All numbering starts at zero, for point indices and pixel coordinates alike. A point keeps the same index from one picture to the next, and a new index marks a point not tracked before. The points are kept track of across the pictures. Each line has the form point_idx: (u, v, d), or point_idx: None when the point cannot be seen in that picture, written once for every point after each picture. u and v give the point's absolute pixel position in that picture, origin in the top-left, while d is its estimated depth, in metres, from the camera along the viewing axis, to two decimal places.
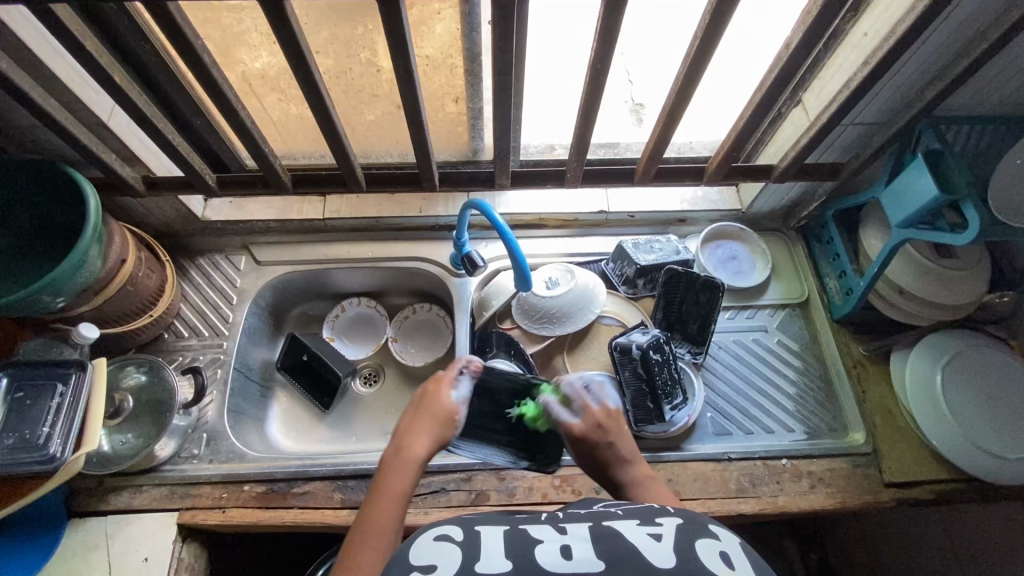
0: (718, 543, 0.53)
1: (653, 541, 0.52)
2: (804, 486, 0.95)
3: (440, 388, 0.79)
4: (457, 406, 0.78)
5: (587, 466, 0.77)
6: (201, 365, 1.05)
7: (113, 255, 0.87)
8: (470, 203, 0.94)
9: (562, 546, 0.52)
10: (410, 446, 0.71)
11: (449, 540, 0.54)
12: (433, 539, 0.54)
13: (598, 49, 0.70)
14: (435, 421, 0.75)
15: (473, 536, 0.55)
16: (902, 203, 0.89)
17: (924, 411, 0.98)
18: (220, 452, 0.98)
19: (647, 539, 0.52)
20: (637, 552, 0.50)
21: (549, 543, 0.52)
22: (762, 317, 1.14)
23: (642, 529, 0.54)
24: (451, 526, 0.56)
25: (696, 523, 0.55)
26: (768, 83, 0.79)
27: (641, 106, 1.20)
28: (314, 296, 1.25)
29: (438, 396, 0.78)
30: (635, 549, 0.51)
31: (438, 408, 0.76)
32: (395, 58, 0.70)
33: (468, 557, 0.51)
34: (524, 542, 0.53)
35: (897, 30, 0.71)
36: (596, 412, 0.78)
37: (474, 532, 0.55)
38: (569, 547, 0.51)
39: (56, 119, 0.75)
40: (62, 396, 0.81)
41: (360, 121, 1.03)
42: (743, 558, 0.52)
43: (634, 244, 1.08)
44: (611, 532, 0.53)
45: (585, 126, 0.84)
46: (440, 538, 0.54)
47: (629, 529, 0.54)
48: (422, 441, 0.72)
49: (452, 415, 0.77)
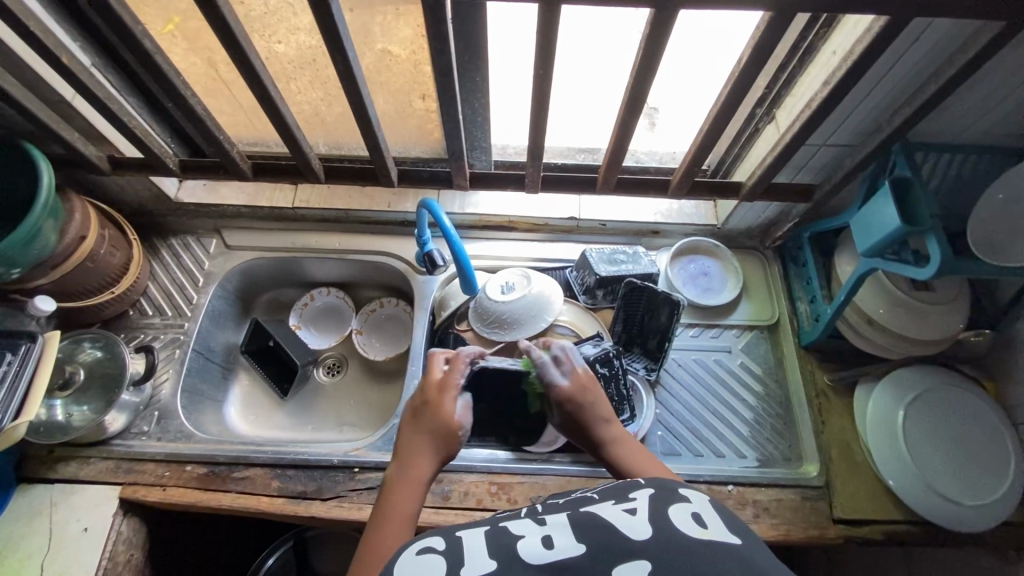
0: (690, 504, 0.50)
1: (628, 518, 0.49)
2: (748, 514, 0.92)
3: (440, 395, 0.71)
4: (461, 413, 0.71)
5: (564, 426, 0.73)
6: (160, 344, 1.07)
7: (71, 232, 0.89)
8: (421, 203, 0.95)
9: (543, 537, 0.48)
10: (415, 467, 0.65)
11: (432, 552, 0.48)
12: (416, 553, 0.48)
13: (540, 55, 0.68)
14: (436, 433, 0.68)
15: (456, 542, 0.49)
16: (869, 231, 0.85)
17: (883, 448, 0.94)
18: (169, 431, 1.00)
19: (622, 516, 0.49)
20: (615, 533, 0.47)
21: (530, 535, 0.49)
22: (727, 337, 1.10)
23: (617, 506, 0.50)
24: (435, 535, 0.51)
25: (666, 489, 0.52)
26: (724, 98, 0.76)
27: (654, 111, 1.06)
28: (285, 284, 1.26)
29: (442, 405, 0.70)
30: (611, 529, 0.47)
31: (439, 417, 0.69)
32: (333, 54, 0.69)
33: (453, 564, 0.47)
34: (504, 537, 0.49)
35: (858, 48, 0.68)
36: (579, 373, 0.75)
37: (457, 537, 0.50)
38: (550, 536, 0.48)
39: (12, 96, 0.77)
40: (9, 364, 0.83)
41: (329, 112, 1.03)
42: (716, 516, 0.49)
43: (598, 254, 1.06)
44: (588, 516, 0.49)
45: (537, 134, 0.83)
46: (424, 551, 0.48)
47: (603, 509, 0.50)
48: (426, 457, 0.66)
49: (459, 423, 0.70)
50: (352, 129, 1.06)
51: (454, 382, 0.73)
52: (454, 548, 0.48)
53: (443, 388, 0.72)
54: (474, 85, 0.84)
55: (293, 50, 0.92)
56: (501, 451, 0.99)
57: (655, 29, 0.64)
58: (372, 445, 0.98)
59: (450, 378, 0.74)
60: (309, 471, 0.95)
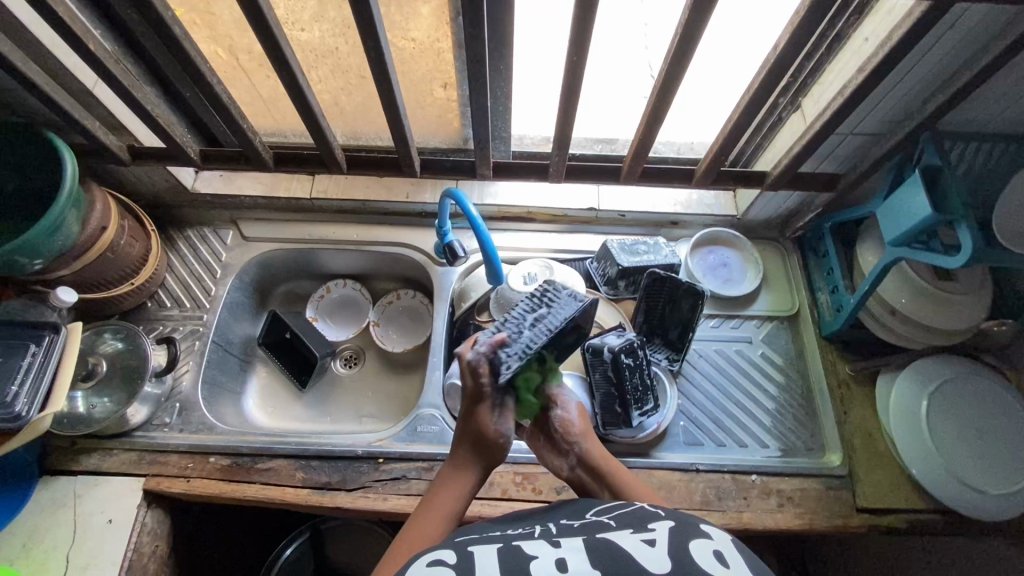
0: (711, 542, 0.53)
1: (647, 548, 0.52)
2: (771, 504, 0.93)
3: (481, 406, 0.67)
4: (503, 424, 0.67)
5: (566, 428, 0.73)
6: (180, 336, 1.07)
7: (93, 222, 0.89)
8: (446, 193, 0.94)
9: (557, 560, 0.51)
10: (457, 471, 0.66)
11: (443, 564, 0.51)
12: (427, 565, 0.51)
13: (573, 42, 0.68)
14: (479, 445, 0.66)
15: (466, 556, 0.52)
16: (897, 220, 0.85)
17: (906, 437, 0.94)
18: (191, 422, 1.00)
19: (641, 546, 0.52)
20: (632, 559, 0.50)
21: (544, 557, 0.52)
22: (748, 327, 1.10)
23: (636, 536, 0.54)
24: (446, 548, 0.54)
25: (687, 525, 0.55)
26: (757, 85, 0.75)
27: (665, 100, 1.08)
28: (301, 276, 1.25)
29: (481, 415, 0.66)
30: (630, 557, 0.50)
31: (479, 429, 0.66)
32: (366, 41, 0.68)
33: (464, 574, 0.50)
34: (518, 556, 0.52)
35: (895, 35, 0.67)
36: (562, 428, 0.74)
37: (468, 553, 0.53)
38: (564, 560, 0.51)
39: (34, 83, 0.76)
40: (34, 355, 0.83)
41: (348, 100, 1.02)
42: (737, 555, 0.52)
43: (620, 244, 1.05)
44: (606, 544, 0.53)
45: (565, 122, 0.82)
46: (434, 563, 0.51)
47: (622, 538, 0.53)
48: (469, 464, 0.66)
49: (496, 435, 0.66)
50: (371, 118, 1.05)
51: (488, 391, 0.67)
52: (466, 561, 0.51)
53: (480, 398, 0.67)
54: (500, 73, 0.84)
55: (314, 37, 0.91)
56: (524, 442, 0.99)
57: (693, 14, 0.63)
58: (396, 436, 0.98)
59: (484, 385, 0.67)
60: (333, 462, 0.95)
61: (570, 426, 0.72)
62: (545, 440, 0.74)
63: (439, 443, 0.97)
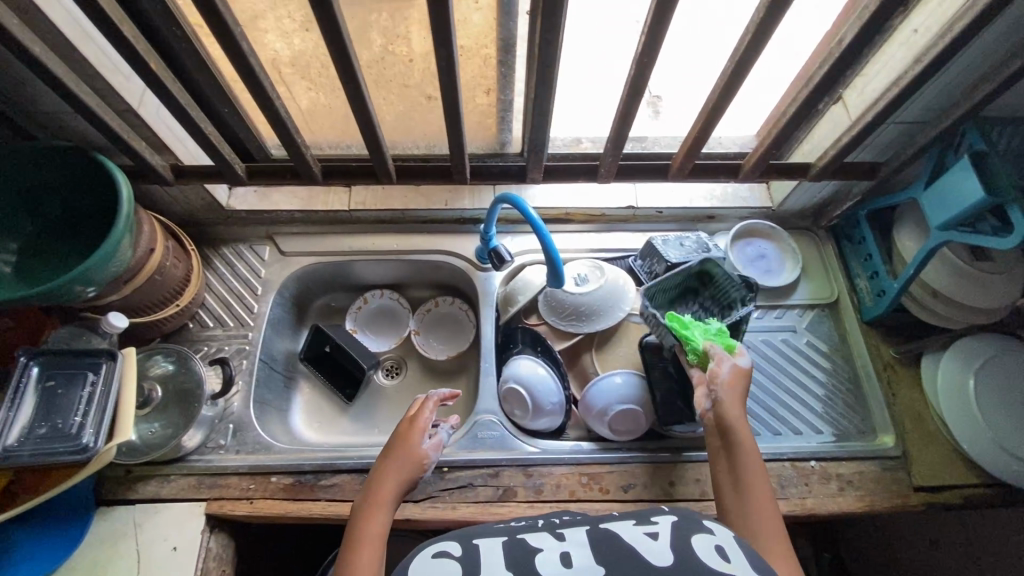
0: (713, 538, 0.60)
1: (651, 542, 0.59)
2: (832, 488, 0.95)
3: (411, 435, 0.82)
4: (427, 451, 0.81)
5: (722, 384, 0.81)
6: (227, 355, 1.05)
7: (142, 245, 0.87)
8: (502, 197, 0.96)
9: (561, 553, 0.58)
10: (386, 487, 0.75)
11: (448, 556, 0.58)
12: (433, 557, 0.58)
13: (645, 46, 0.68)
14: (405, 466, 0.78)
15: (471, 549, 0.59)
16: (945, 204, 0.87)
17: (956, 415, 0.97)
18: (247, 443, 0.98)
19: (646, 540, 0.59)
20: (635, 552, 0.57)
21: (550, 549, 0.58)
22: (791, 316, 1.12)
23: (640, 529, 0.61)
24: (450, 540, 0.61)
25: (690, 523, 0.62)
26: (817, 80, 0.76)
27: (657, 98, 1.14)
28: (338, 287, 1.24)
29: (410, 439, 0.81)
30: (634, 551, 0.58)
31: (409, 454, 0.80)
32: (438, 49, 0.68)
33: (469, 566, 0.56)
34: (524, 549, 0.58)
35: (954, 25, 0.69)
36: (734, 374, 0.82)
37: (472, 545, 0.59)
38: (568, 553, 0.58)
39: (88, 106, 0.74)
40: (93, 385, 0.80)
41: (389, 111, 1.01)
42: (737, 550, 0.58)
43: (664, 241, 1.06)
44: (609, 536, 0.60)
45: (623, 122, 0.83)
46: (440, 555, 0.58)
47: (627, 531, 0.61)
48: (393, 484, 0.76)
49: (425, 454, 0.81)
50: (411, 126, 1.04)
51: (421, 422, 0.84)
52: (470, 553, 0.58)
53: (412, 427, 0.83)
54: None
55: (361, 49, 0.91)
56: (584, 442, 0.99)
57: (770, 11, 0.64)
58: (457, 444, 0.98)
59: (415, 420, 0.84)
60: None
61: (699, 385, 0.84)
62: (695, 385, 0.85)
63: (502, 448, 0.97)
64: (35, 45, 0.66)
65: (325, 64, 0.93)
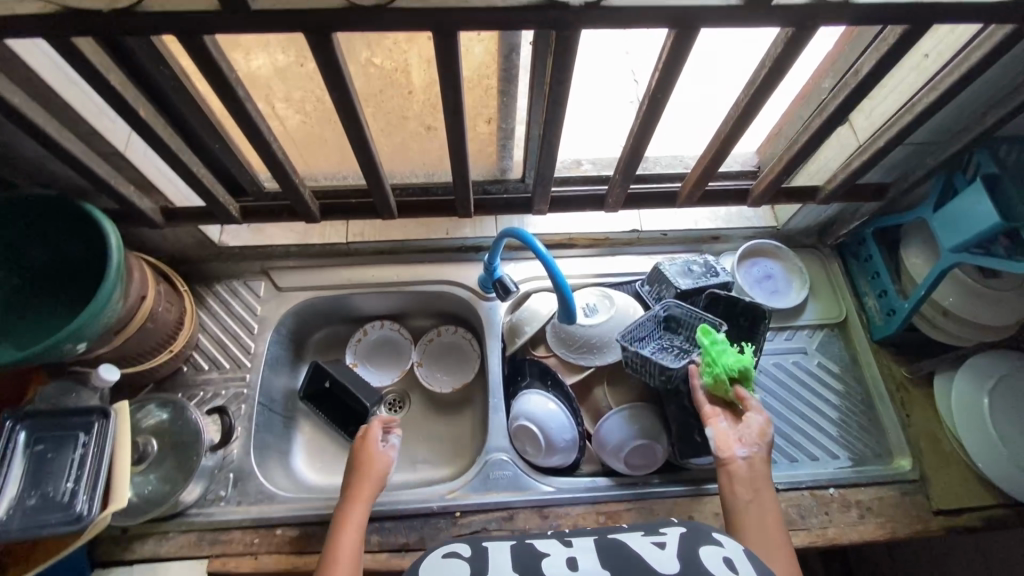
0: (722, 550, 0.58)
1: (657, 550, 0.58)
2: (853, 516, 0.93)
3: (365, 450, 0.84)
4: (386, 462, 0.84)
5: (753, 432, 0.82)
6: (225, 400, 1.01)
7: (133, 293, 0.83)
8: (509, 231, 0.93)
9: (567, 558, 0.58)
10: (353, 503, 0.77)
11: (455, 556, 0.59)
12: (440, 557, 0.59)
13: (660, 81, 0.66)
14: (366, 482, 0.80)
15: (478, 551, 0.60)
16: (957, 228, 0.86)
17: (972, 436, 0.96)
18: (249, 493, 0.94)
19: (652, 547, 0.59)
20: (641, 557, 0.57)
21: (556, 554, 0.59)
22: (801, 338, 1.11)
23: (648, 538, 0.61)
24: (460, 543, 0.62)
25: (699, 533, 0.61)
26: (831, 110, 0.74)
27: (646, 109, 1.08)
28: (336, 320, 1.20)
29: (364, 455, 0.83)
30: (640, 555, 0.57)
31: (366, 468, 0.82)
32: (446, 91, 0.65)
33: (474, 569, 0.57)
34: (528, 553, 0.59)
35: (973, 53, 0.68)
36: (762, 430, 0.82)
37: (480, 548, 0.61)
38: (573, 559, 0.58)
39: (73, 155, 0.70)
40: (85, 446, 0.76)
41: (387, 142, 0.97)
42: (747, 564, 0.56)
43: (672, 265, 1.03)
44: (616, 543, 0.60)
45: (634, 152, 0.80)
46: (447, 555, 0.59)
47: (634, 538, 0.60)
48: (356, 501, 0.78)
49: (382, 467, 0.83)
50: (409, 156, 1.00)
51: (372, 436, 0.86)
52: (477, 556, 0.59)
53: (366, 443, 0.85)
54: None
55: (358, 82, 0.87)
56: (599, 477, 0.97)
57: (789, 48, 0.61)
58: (468, 486, 0.94)
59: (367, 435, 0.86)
60: (407, 520, 0.91)
61: (726, 427, 0.84)
62: (704, 406, 0.86)
63: (515, 489, 0.94)
64: (14, 96, 0.62)
65: (321, 98, 0.90)
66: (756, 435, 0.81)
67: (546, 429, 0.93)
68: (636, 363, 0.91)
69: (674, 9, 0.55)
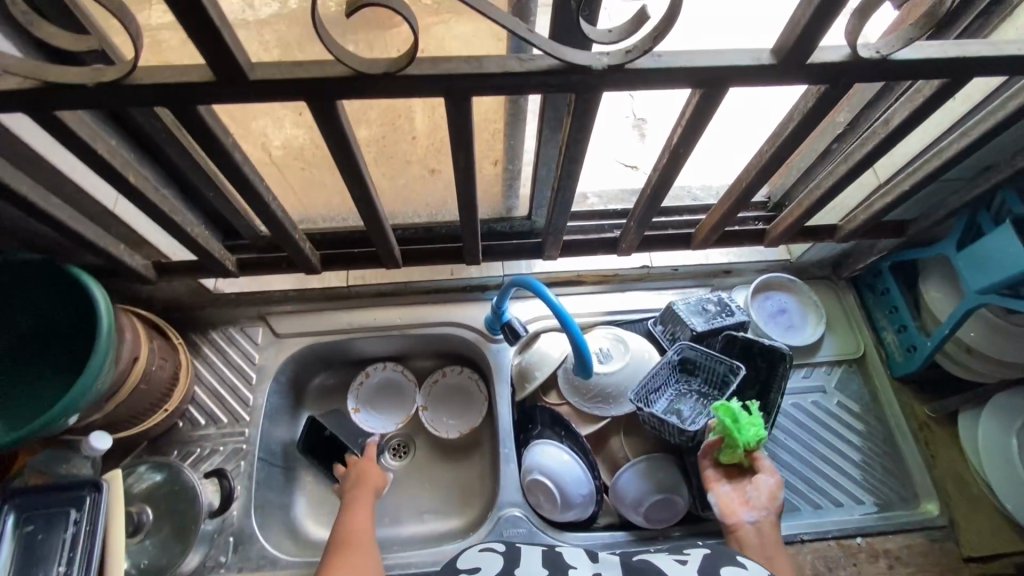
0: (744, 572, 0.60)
1: (679, 566, 0.61)
2: (882, 567, 0.90)
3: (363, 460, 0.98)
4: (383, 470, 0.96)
5: (761, 496, 0.80)
6: (223, 457, 0.96)
7: (125, 357, 0.78)
8: (520, 281, 0.90)
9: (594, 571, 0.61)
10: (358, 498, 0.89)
11: (493, 550, 0.63)
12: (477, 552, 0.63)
13: (681, 138, 0.63)
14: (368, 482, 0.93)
15: (515, 550, 0.63)
16: (984, 269, 0.83)
17: (1000, 479, 0.93)
18: (250, 559, 0.89)
19: (675, 564, 0.62)
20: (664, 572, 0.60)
21: (583, 567, 0.61)
22: (818, 375, 1.07)
23: (672, 557, 0.64)
24: (498, 543, 0.65)
25: (722, 555, 0.62)
26: (855, 159, 0.72)
27: (643, 122, 1.11)
28: (337, 364, 1.15)
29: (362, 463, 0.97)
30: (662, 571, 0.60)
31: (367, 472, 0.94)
32: (457, 152, 0.63)
33: (510, 563, 0.61)
34: (559, 559, 0.62)
35: (1008, 101, 0.65)
36: (771, 491, 0.81)
37: (516, 547, 0.64)
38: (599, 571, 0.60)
39: (61, 222, 0.66)
40: (76, 525, 0.71)
41: (389, 186, 0.93)
42: None
43: (686, 305, 0.99)
44: (644, 560, 0.63)
45: (652, 201, 0.77)
46: (486, 550, 0.64)
47: (659, 558, 0.63)
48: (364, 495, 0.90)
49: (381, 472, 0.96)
50: (412, 199, 0.96)
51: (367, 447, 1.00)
52: (511, 550, 0.63)
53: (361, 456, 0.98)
54: None
55: (358, 128, 0.83)
56: (618, 531, 0.93)
57: (821, 104, 0.59)
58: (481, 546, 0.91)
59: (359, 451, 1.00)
60: None
61: (731, 491, 0.82)
62: (711, 475, 0.84)
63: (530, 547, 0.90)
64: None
65: (320, 144, 0.86)
66: (765, 499, 0.80)
67: (557, 481, 0.89)
68: (654, 421, 0.86)
69: (700, 73, 0.53)
